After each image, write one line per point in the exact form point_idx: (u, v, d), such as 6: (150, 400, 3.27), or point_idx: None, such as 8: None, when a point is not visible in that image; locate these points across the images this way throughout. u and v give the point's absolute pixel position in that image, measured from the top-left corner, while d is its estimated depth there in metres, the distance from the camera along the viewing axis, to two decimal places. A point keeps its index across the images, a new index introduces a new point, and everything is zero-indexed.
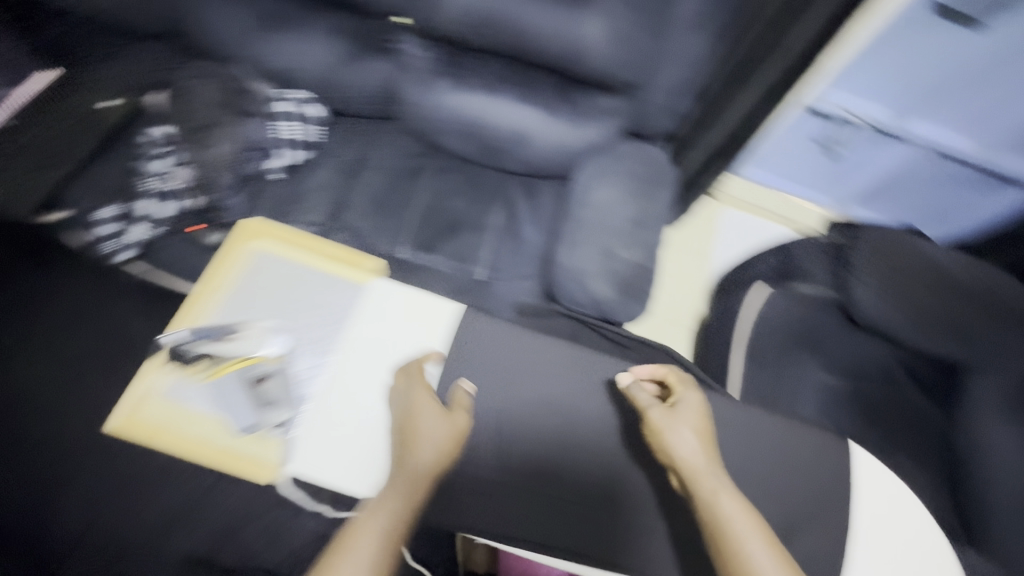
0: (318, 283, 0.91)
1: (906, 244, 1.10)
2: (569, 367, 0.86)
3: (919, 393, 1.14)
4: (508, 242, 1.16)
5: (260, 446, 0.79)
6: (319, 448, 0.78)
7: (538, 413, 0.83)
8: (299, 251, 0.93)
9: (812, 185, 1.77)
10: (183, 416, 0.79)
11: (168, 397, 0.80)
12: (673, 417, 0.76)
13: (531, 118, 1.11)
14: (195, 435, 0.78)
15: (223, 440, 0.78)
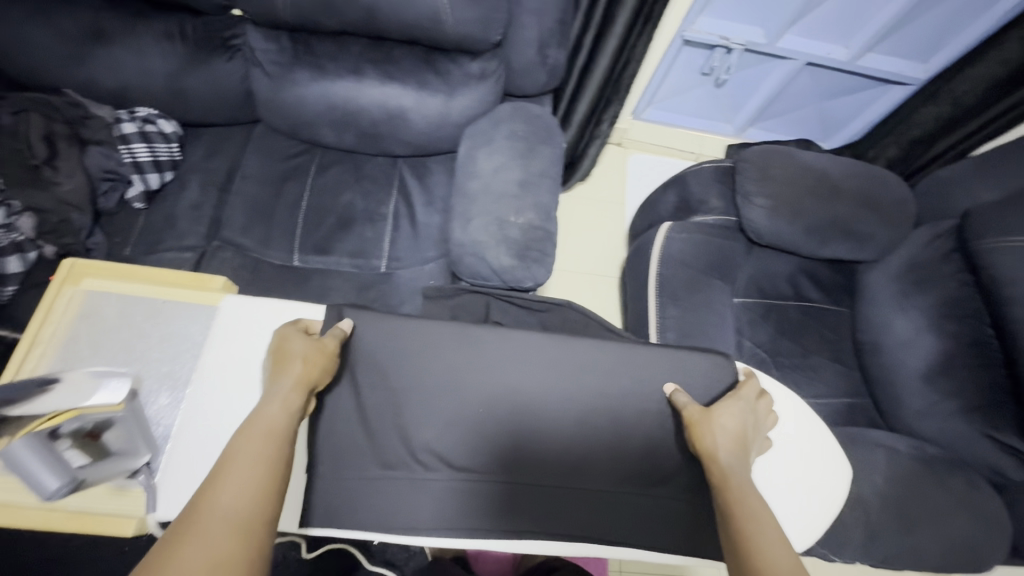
0: (152, 310, 0.71)
1: (785, 157, 1.15)
2: (518, 348, 0.75)
3: (820, 294, 1.21)
4: (406, 227, 1.12)
5: (130, 498, 0.61)
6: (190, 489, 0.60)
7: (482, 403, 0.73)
8: (135, 278, 0.74)
9: (707, 116, 1.79)
10: (23, 485, 0.60)
11: (3, 467, 0.61)
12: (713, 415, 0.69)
13: (400, 96, 1.06)
14: (45, 502, 0.60)
15: (82, 500, 0.60)
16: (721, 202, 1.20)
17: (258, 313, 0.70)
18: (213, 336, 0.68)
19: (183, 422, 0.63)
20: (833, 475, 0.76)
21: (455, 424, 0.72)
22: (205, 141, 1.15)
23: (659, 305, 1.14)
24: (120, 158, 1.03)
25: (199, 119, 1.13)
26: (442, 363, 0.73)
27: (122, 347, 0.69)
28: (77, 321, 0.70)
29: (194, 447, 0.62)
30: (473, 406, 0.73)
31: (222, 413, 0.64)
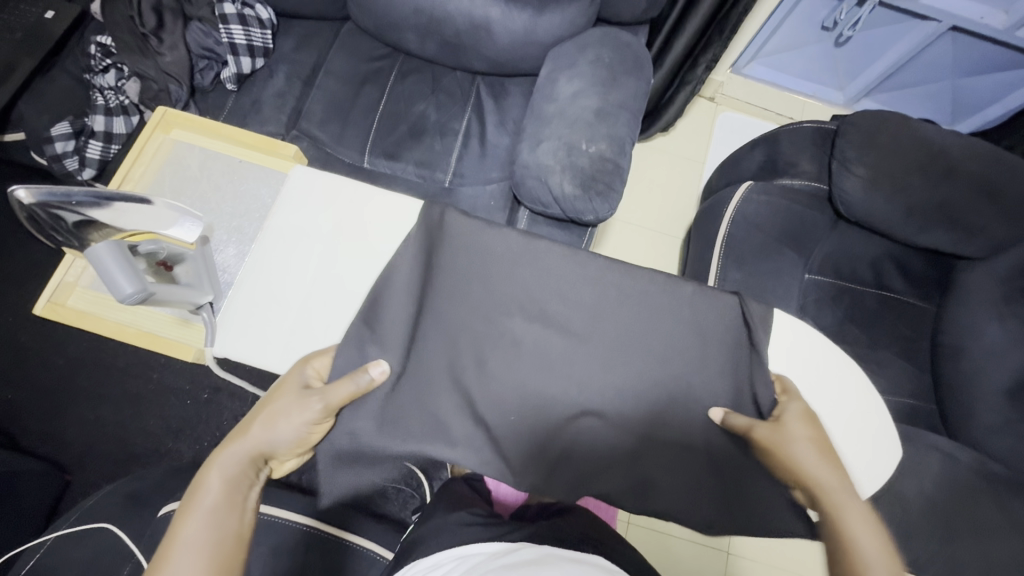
0: (235, 171, 0.76)
1: (900, 126, 1.02)
2: (540, 263, 0.70)
3: (906, 285, 1.10)
4: (475, 145, 1.11)
5: (189, 332, 0.72)
6: (246, 332, 0.65)
7: (494, 311, 0.69)
8: (217, 136, 0.78)
9: (817, 78, 1.62)
10: (107, 301, 0.72)
11: (94, 283, 0.73)
12: (790, 431, 0.61)
13: (489, 5, 1.02)
14: (119, 321, 0.71)
15: (151, 323, 0.71)
16: (812, 166, 1.11)
17: (323, 190, 0.72)
18: (279, 201, 0.71)
19: (246, 273, 0.68)
20: (875, 448, 0.67)
21: (481, 344, 0.67)
22: (296, 32, 1.17)
23: (722, 265, 1.09)
24: (217, 37, 1.07)
25: (292, 10, 1.14)
26: (460, 263, 0.69)
27: (201, 199, 0.75)
28: (165, 169, 0.76)
29: (253, 298, 0.66)
30: (487, 311, 0.68)
31: (279, 275, 0.68)
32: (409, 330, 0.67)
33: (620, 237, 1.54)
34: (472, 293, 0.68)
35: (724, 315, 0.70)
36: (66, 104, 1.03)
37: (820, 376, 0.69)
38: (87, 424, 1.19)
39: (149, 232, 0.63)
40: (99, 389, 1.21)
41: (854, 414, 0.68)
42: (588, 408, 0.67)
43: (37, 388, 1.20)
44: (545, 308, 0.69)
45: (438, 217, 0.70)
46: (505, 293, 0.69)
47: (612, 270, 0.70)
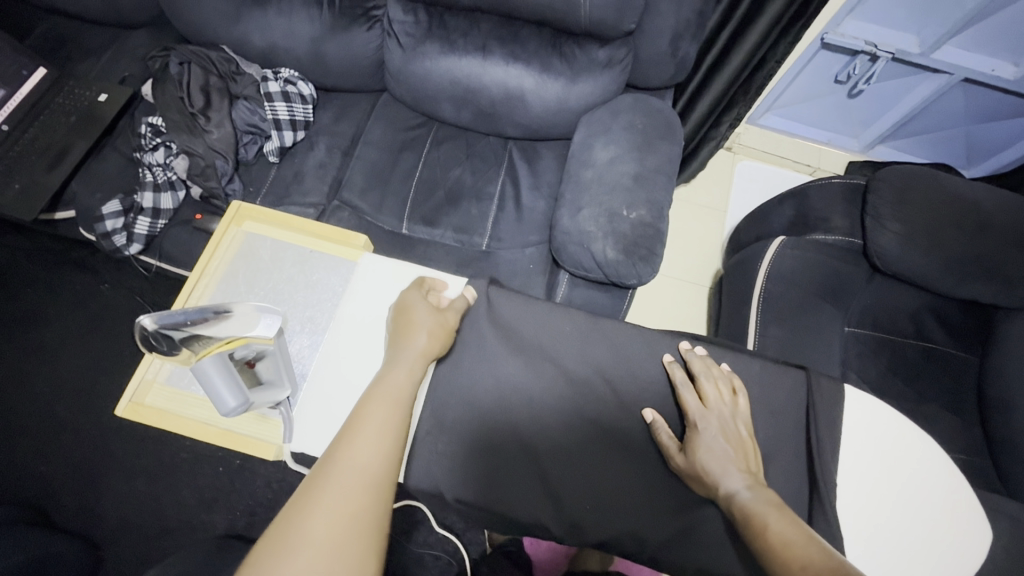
0: (300, 258, 0.78)
1: (928, 181, 1.05)
2: (603, 346, 0.72)
3: (947, 336, 1.10)
4: (511, 209, 1.14)
5: (260, 426, 0.70)
6: (323, 426, 0.64)
7: (561, 396, 0.69)
8: (290, 228, 0.80)
9: (832, 128, 1.66)
10: (185, 398, 0.72)
11: (171, 380, 0.73)
12: (694, 447, 0.63)
13: (524, 77, 1.07)
14: (195, 419, 0.71)
15: (229, 421, 0.71)
16: (844, 222, 1.12)
17: (390, 277, 0.73)
18: (351, 289, 0.72)
19: (321, 365, 0.67)
20: (960, 528, 0.65)
21: (556, 432, 0.67)
22: (334, 104, 1.22)
23: (760, 322, 1.09)
24: (263, 114, 1.12)
25: (331, 85, 1.19)
26: (526, 347, 0.71)
27: (274, 289, 0.75)
28: (237, 260, 0.77)
29: (329, 389, 0.66)
30: (555, 396, 0.69)
31: (354, 363, 0.67)
32: (487, 418, 0.68)
33: (646, 288, 1.55)
34: (540, 379, 0.70)
35: (789, 396, 0.70)
36: (118, 183, 1.07)
37: (899, 454, 0.68)
38: (119, 496, 1.17)
39: (241, 337, 0.57)
40: (133, 458, 1.20)
41: (937, 495, 0.66)
42: (673, 492, 0.66)
43: (73, 460, 1.19)
44: (614, 390, 0.70)
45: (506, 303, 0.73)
46: (570, 377, 0.70)
47: (675, 350, 0.73)
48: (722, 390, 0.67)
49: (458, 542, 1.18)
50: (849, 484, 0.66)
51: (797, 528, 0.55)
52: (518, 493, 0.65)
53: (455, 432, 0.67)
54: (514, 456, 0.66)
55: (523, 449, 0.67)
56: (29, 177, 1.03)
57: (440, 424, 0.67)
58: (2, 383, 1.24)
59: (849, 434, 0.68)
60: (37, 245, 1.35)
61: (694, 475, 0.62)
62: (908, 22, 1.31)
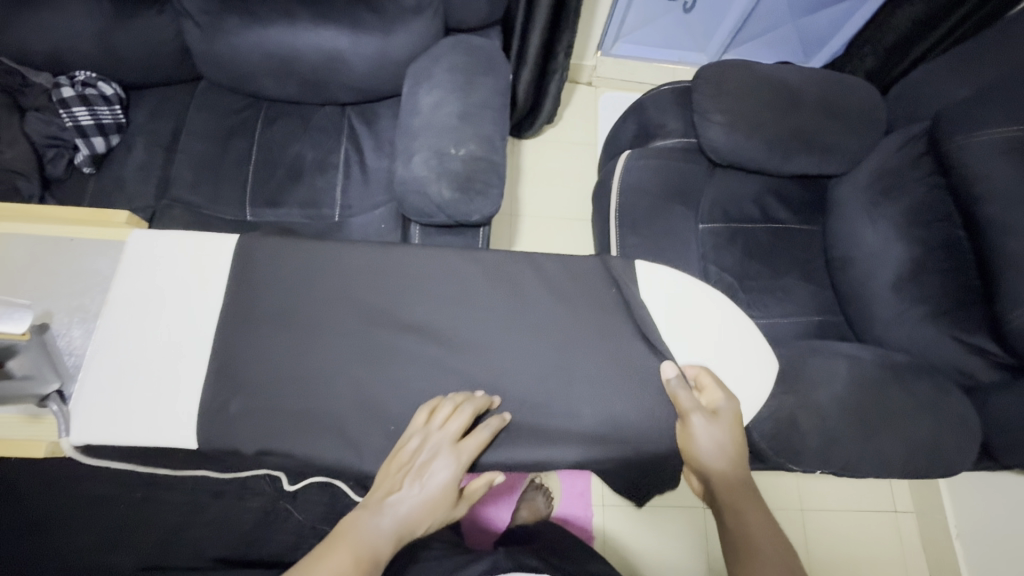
0: (66, 252, 0.72)
1: (740, 70, 1.10)
2: (409, 277, 0.71)
3: (790, 214, 1.17)
4: (357, 175, 1.11)
5: (37, 426, 0.65)
6: (105, 414, 0.61)
7: (365, 334, 0.68)
8: (42, 218, 0.73)
9: (679, 46, 1.71)
10: None
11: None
12: (701, 430, 0.66)
13: (336, 38, 1.03)
14: None
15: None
16: (679, 124, 1.16)
17: (166, 251, 0.68)
18: (120, 269, 0.67)
19: (95, 352, 0.63)
20: (752, 372, 0.73)
21: (362, 367, 0.66)
22: (149, 101, 1.13)
23: (619, 233, 1.12)
24: (61, 123, 1.03)
25: (139, 81, 1.11)
26: (327, 295, 0.68)
27: (36, 287, 0.70)
28: None
29: (109, 375, 0.63)
30: (361, 336, 0.68)
31: (133, 343, 0.64)
32: (288, 370, 0.65)
33: (533, 232, 1.56)
34: (342, 319, 0.68)
35: (589, 284, 0.74)
36: None
37: (697, 317, 0.74)
38: None
39: None
40: None
41: (731, 347, 0.73)
42: (487, 395, 0.68)
43: None
44: (425, 315, 0.69)
45: (298, 252, 0.69)
46: (375, 313, 0.69)
47: (483, 264, 0.73)
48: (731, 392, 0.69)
49: None
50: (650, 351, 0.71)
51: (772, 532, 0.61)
52: (327, 436, 0.63)
53: (254, 390, 0.64)
54: (321, 401, 0.65)
55: (329, 392, 0.65)
56: None
57: (234, 384, 0.64)
58: None
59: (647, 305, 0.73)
60: None
61: (689, 444, 0.66)
62: None
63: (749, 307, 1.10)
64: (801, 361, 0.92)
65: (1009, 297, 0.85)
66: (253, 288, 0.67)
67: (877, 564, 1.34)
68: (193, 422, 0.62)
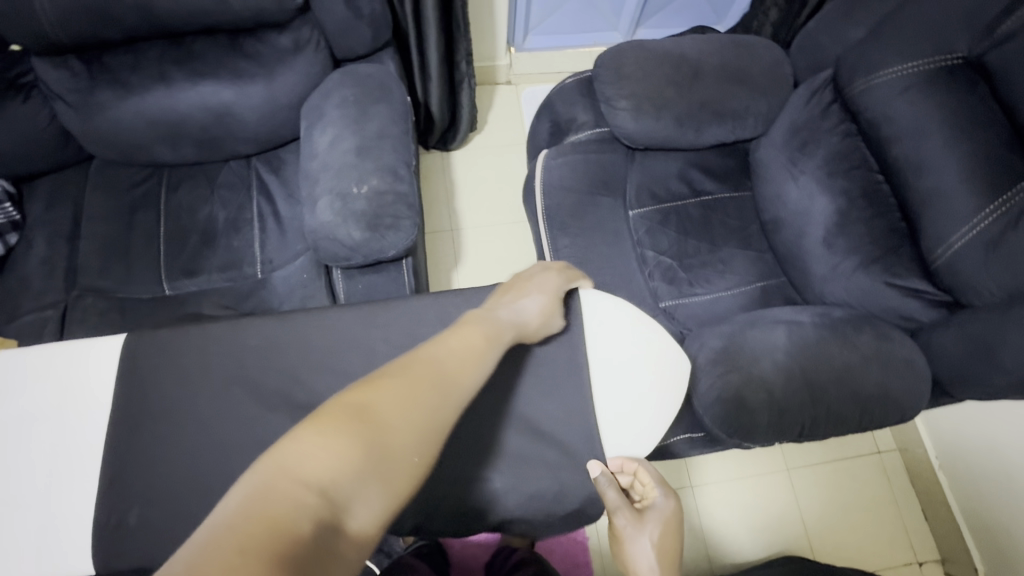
0: None
1: (637, 50, 1.08)
2: (295, 348, 0.69)
3: (717, 184, 1.16)
4: (272, 227, 1.08)
5: None
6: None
7: (256, 416, 0.66)
8: None
9: (592, 29, 1.69)
10: None
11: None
12: (630, 537, 0.72)
13: (218, 92, 1.00)
14: None
15: None
16: (589, 114, 1.14)
17: (38, 372, 0.66)
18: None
19: None
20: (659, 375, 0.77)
21: (259, 453, 0.64)
22: (44, 191, 1.09)
23: (551, 237, 1.10)
24: None
25: (27, 172, 1.07)
26: (210, 385, 0.67)
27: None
28: None
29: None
30: (253, 419, 0.66)
31: (19, 473, 0.62)
32: (181, 472, 0.63)
33: (479, 244, 1.53)
34: (233, 406, 0.66)
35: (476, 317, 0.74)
36: None
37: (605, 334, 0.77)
38: None
39: None
40: None
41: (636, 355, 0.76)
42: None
43: None
44: (319, 386, 0.68)
45: (177, 345, 0.68)
46: (263, 392, 0.67)
47: (374, 322, 0.72)
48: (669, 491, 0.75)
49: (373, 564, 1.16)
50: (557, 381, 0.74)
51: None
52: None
53: (149, 500, 0.62)
54: (219, 497, 0.62)
55: (227, 485, 0.63)
56: None
57: (127, 496, 0.62)
58: None
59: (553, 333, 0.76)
60: None
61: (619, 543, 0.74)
62: None
63: (692, 285, 1.09)
64: (741, 336, 0.91)
65: (930, 232, 0.87)
66: (130, 393, 0.66)
67: (870, 511, 1.34)
68: (87, 544, 0.60)
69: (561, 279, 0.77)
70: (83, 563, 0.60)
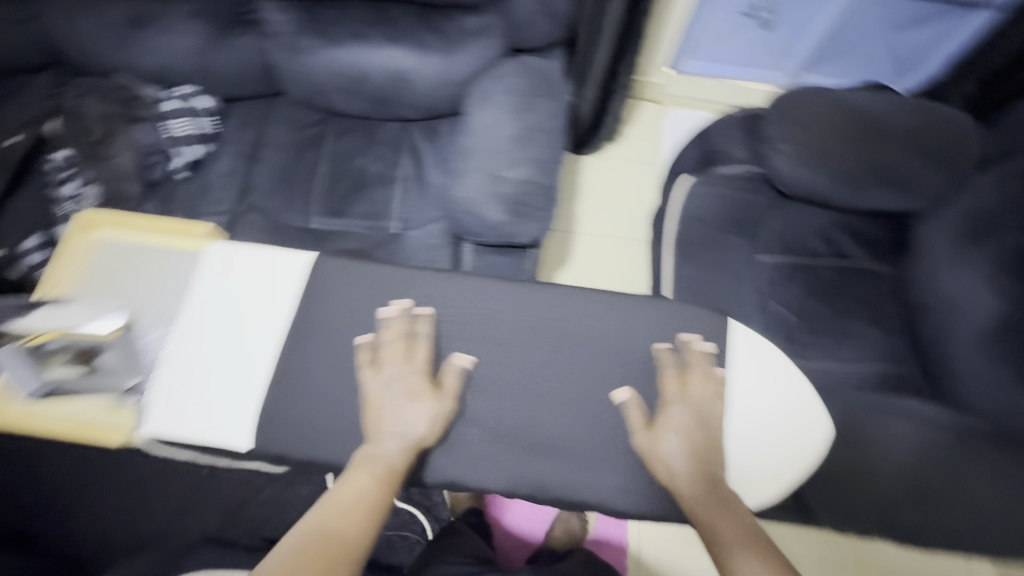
0: (151, 257, 0.78)
1: (813, 95, 1.05)
2: (452, 308, 0.75)
3: (862, 252, 1.09)
4: (417, 190, 1.17)
5: (113, 417, 0.69)
6: (176, 408, 0.67)
7: (405, 357, 0.71)
8: (134, 226, 0.80)
9: (755, 64, 1.64)
10: (41, 407, 0.69)
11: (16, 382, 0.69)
12: (660, 430, 0.68)
13: (403, 57, 1.07)
14: (52, 416, 0.68)
15: (84, 414, 0.69)
16: (743, 151, 1.12)
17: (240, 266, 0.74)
18: (198, 281, 0.73)
19: (169, 353, 0.70)
20: (797, 428, 0.71)
21: (399, 393, 0.70)
22: (237, 114, 1.24)
23: (673, 263, 1.09)
24: (163, 132, 1.15)
25: (229, 95, 1.22)
26: (374, 318, 0.73)
27: (121, 288, 0.76)
28: (92, 265, 0.78)
29: (182, 375, 0.69)
30: (402, 359, 0.71)
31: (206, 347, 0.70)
32: (335, 389, 0.70)
33: (588, 251, 1.55)
34: (384, 345, 0.72)
35: (620, 322, 0.76)
36: (36, 219, 1.13)
37: (749, 369, 0.73)
38: (94, 520, 1.23)
39: (59, 331, 0.67)
40: (102, 481, 1.26)
41: (777, 398, 0.72)
42: (517, 436, 0.70)
43: (37, 496, 1.24)
44: (459, 349, 0.73)
45: (358, 276, 0.75)
46: (415, 338, 0.72)
47: (524, 304, 0.76)
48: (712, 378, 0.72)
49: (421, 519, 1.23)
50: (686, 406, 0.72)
51: (741, 531, 0.63)
52: (364, 456, 0.68)
53: (304, 404, 0.69)
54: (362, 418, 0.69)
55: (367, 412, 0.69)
56: None
57: (290, 395, 0.69)
58: None
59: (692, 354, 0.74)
60: None
61: (651, 453, 0.68)
62: None
63: (809, 349, 1.04)
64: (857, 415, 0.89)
65: None
66: (310, 306, 0.73)
67: None
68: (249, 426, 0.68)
69: (689, 413, 0.69)
70: (243, 439, 0.67)
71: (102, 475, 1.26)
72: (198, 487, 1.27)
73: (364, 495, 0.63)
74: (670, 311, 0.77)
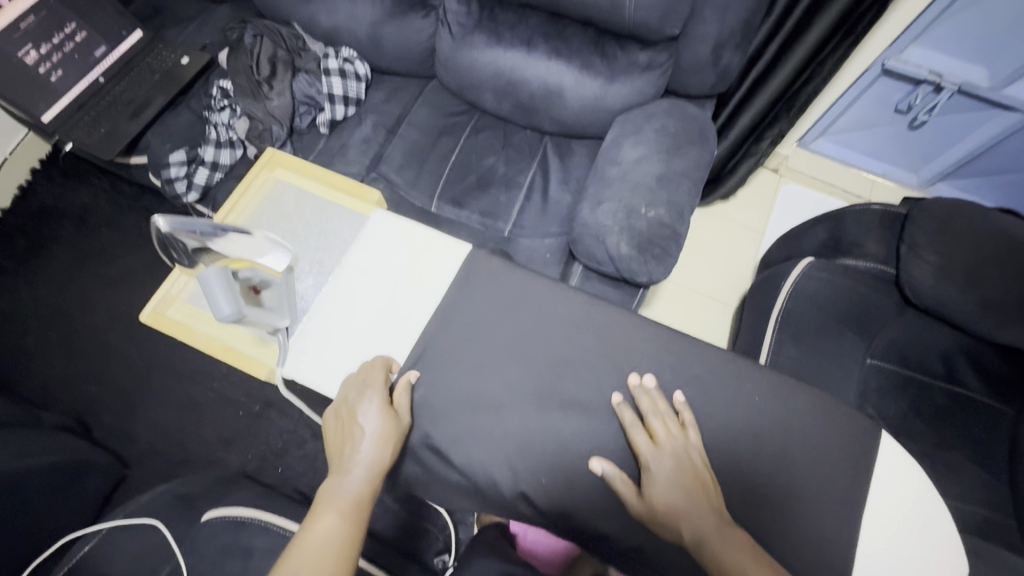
0: (320, 212, 0.85)
1: (973, 212, 1.01)
2: (594, 329, 0.70)
3: (980, 384, 1.03)
4: (537, 200, 1.17)
5: (258, 348, 0.78)
6: (315, 359, 0.70)
7: (532, 366, 0.68)
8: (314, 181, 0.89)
9: (888, 159, 1.59)
10: (200, 315, 0.80)
11: (192, 298, 0.82)
12: (652, 492, 0.60)
13: (564, 75, 1.09)
14: (205, 332, 0.79)
15: (233, 339, 0.79)
16: (879, 249, 1.09)
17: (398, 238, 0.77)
18: (358, 243, 0.76)
19: (317, 304, 0.73)
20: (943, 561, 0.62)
21: (525, 404, 0.66)
22: (386, 86, 1.29)
23: (776, 340, 1.06)
24: (319, 88, 1.21)
25: (385, 67, 1.27)
26: (508, 318, 0.70)
27: (292, 233, 0.83)
28: (266, 203, 0.87)
29: (326, 327, 0.71)
30: (529, 370, 0.68)
31: (353, 307, 0.73)
32: (465, 380, 0.67)
33: (672, 299, 1.53)
34: (513, 347, 0.69)
35: (766, 387, 0.67)
36: (186, 137, 1.21)
37: (895, 485, 0.65)
38: (149, 424, 1.28)
39: (249, 259, 0.71)
40: (167, 390, 1.31)
41: (919, 520, 0.64)
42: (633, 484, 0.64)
43: (111, 386, 1.32)
44: (596, 374, 0.68)
45: (503, 271, 0.72)
46: (547, 350, 0.69)
47: (666, 344, 0.69)
48: (675, 430, 0.63)
49: (447, 516, 1.22)
50: (825, 506, 0.63)
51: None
52: (480, 458, 0.65)
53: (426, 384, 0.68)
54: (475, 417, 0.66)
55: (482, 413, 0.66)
56: (113, 124, 1.16)
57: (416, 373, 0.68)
58: (66, 312, 1.38)
59: (842, 449, 0.65)
60: (113, 186, 1.50)
61: (655, 518, 0.59)
62: (979, 55, 1.24)
63: None
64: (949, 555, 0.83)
65: None
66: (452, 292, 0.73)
67: None
68: None
69: (671, 462, 0.60)
70: None
71: (169, 385, 1.32)
72: (250, 421, 1.29)
73: (334, 539, 0.55)
74: (827, 402, 0.67)
